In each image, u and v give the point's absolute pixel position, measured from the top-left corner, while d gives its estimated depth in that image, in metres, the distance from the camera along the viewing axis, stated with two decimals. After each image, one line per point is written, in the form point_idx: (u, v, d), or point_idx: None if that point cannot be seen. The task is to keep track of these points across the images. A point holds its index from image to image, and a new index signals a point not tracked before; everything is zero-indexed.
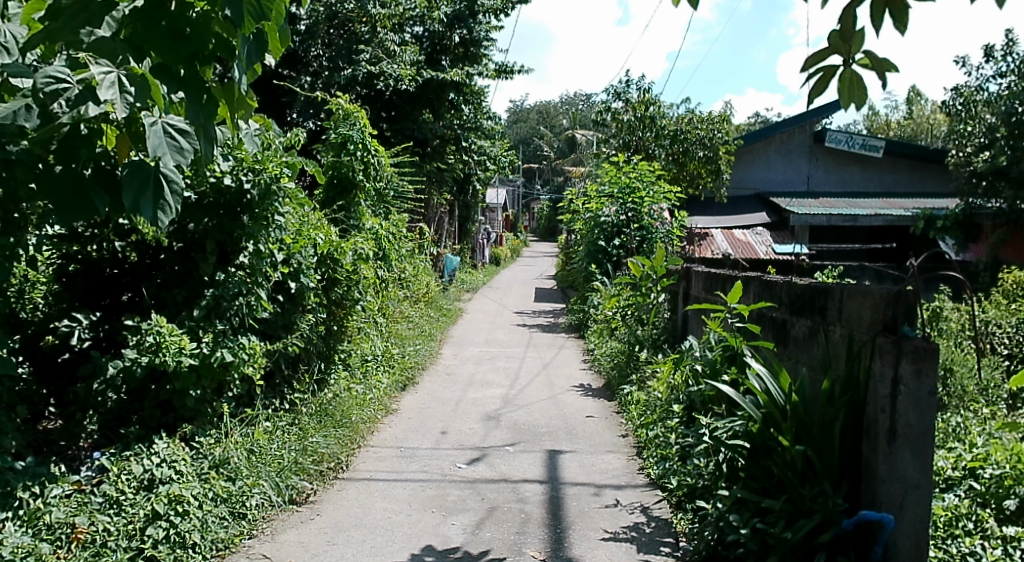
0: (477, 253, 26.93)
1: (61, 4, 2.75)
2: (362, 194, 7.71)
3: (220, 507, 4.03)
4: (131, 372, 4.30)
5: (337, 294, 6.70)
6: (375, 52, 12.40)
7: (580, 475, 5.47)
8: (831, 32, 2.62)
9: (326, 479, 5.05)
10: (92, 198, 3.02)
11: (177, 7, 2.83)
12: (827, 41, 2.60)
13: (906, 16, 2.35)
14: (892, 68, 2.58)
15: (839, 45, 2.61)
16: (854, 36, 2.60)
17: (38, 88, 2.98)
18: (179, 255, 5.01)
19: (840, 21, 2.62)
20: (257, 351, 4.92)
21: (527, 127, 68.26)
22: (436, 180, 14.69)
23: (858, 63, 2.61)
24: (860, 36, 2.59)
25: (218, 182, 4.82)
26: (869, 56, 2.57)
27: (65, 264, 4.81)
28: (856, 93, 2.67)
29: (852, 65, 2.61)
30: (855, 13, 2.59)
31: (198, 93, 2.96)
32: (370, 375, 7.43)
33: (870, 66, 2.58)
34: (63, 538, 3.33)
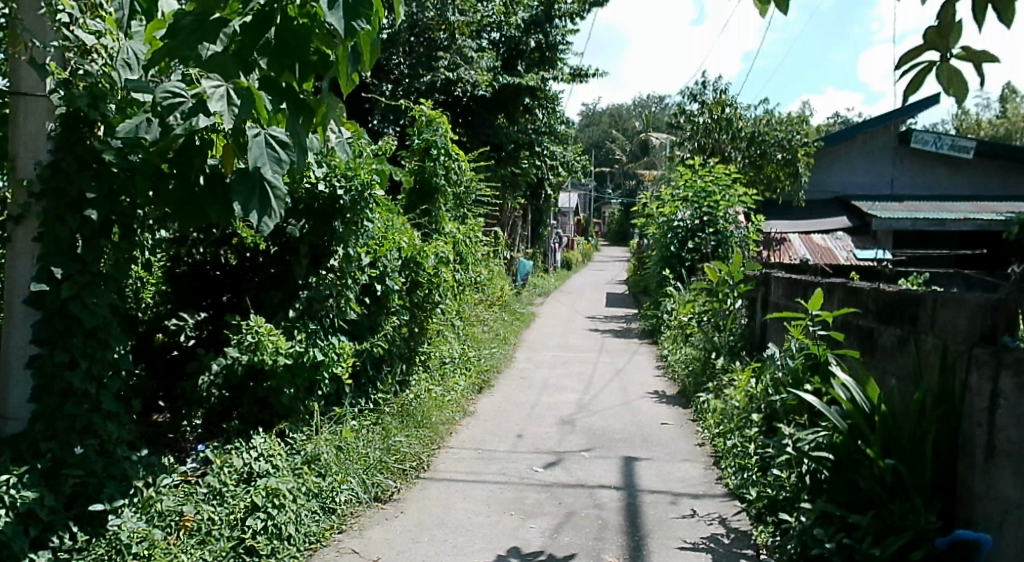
0: (549, 257, 26.99)
1: (179, 24, 2.93)
2: (443, 199, 7.87)
3: (312, 501, 4.19)
4: (234, 368, 4.55)
5: (419, 297, 6.86)
6: (453, 59, 12.52)
7: (657, 483, 5.42)
8: (928, 27, 2.51)
9: (409, 478, 5.16)
10: (204, 206, 3.36)
11: (282, 20, 2.99)
12: (922, 37, 2.49)
13: (1008, 5, 2.22)
14: (993, 59, 2.42)
15: (936, 41, 2.49)
16: (951, 30, 2.48)
17: (157, 103, 3.14)
18: (275, 258, 5.21)
19: (937, 17, 2.50)
20: (345, 351, 5.08)
21: (600, 131, 67.91)
22: (510, 184, 14.76)
23: (957, 57, 2.45)
24: (957, 29, 2.47)
25: (312, 188, 4.98)
26: (968, 49, 2.42)
27: (175, 266, 5.18)
28: (956, 88, 2.47)
29: (951, 59, 2.46)
30: (953, 8, 2.47)
31: (298, 110, 3.13)
32: (448, 377, 7.56)
33: (971, 58, 2.42)
34: (173, 525, 3.50)
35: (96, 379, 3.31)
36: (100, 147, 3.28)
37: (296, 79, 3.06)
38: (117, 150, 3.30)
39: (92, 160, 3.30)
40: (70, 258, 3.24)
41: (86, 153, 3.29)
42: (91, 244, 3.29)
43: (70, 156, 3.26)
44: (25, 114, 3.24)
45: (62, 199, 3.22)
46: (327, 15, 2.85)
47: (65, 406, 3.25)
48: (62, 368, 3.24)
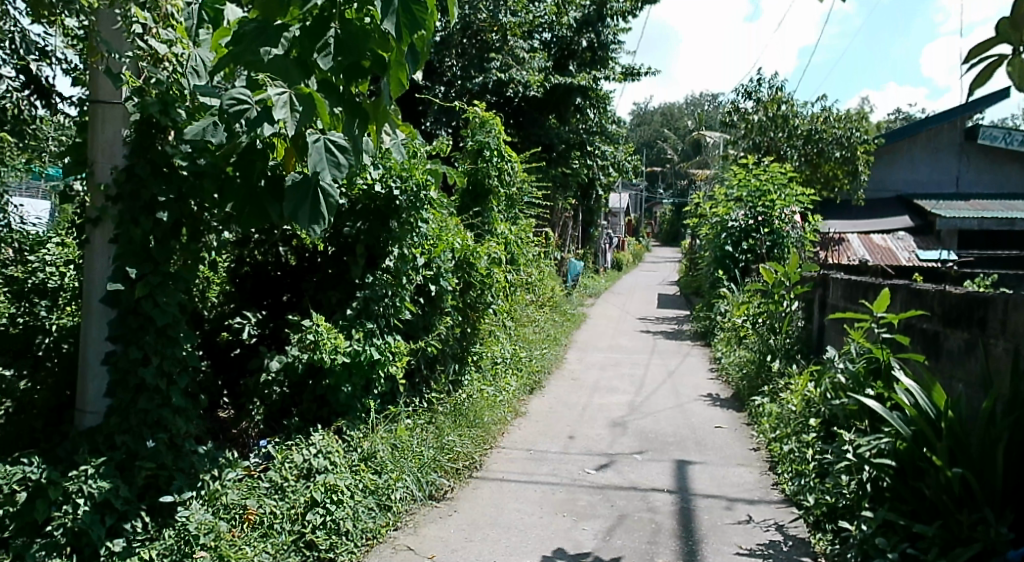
0: (599, 258, 26.84)
1: (244, 30, 3.02)
2: (496, 200, 7.89)
3: (369, 498, 4.25)
4: (293, 367, 4.67)
5: (472, 297, 6.89)
6: (505, 60, 12.53)
7: (711, 487, 5.34)
8: (1000, 21, 2.42)
9: (461, 477, 5.20)
10: (265, 208, 3.46)
11: (339, 22, 3.08)
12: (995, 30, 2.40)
13: None
14: None
15: (1009, 34, 2.40)
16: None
17: (223, 109, 3.21)
18: (333, 258, 5.32)
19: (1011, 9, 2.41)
20: (400, 350, 5.17)
21: (652, 130, 67.22)
22: (561, 185, 14.70)
23: None
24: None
25: (368, 188, 5.06)
26: None
27: (238, 266, 5.32)
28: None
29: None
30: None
31: (354, 112, 3.26)
32: (500, 377, 7.59)
33: None
34: (237, 517, 3.62)
35: (166, 374, 3.42)
36: (171, 152, 3.41)
37: (351, 79, 3.18)
38: (186, 154, 3.43)
39: (164, 164, 3.42)
40: (144, 259, 3.37)
41: (158, 156, 3.41)
42: (163, 244, 3.43)
43: (143, 160, 3.39)
44: (101, 120, 3.37)
45: (137, 201, 3.35)
46: (382, 19, 2.91)
47: (137, 401, 3.36)
48: (136, 365, 3.37)
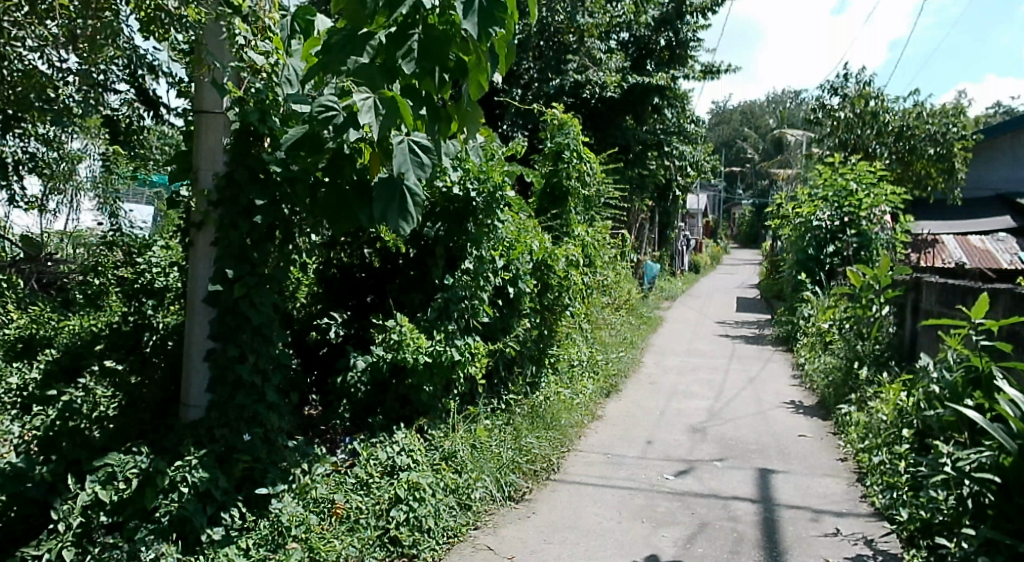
0: (676, 260, 26.37)
1: (331, 39, 3.12)
2: (573, 202, 7.85)
3: (450, 497, 4.30)
4: (379, 367, 4.80)
5: (549, 300, 6.89)
6: (582, 61, 12.46)
7: (795, 498, 5.18)
8: None
9: (539, 479, 5.21)
10: (354, 211, 3.60)
11: (423, 28, 3.15)
12: None
13: None
14: None
15: None
16: None
17: (313, 117, 3.34)
18: (415, 260, 5.41)
19: None
20: (479, 351, 5.23)
21: (731, 129, 65.65)
22: (638, 186, 14.50)
23: None
24: None
25: (448, 191, 5.16)
26: None
27: (326, 268, 5.43)
28: None
29: None
30: None
31: (437, 113, 3.35)
32: (576, 380, 7.57)
33: None
34: (326, 511, 3.74)
35: (261, 371, 3.59)
36: (267, 159, 3.57)
37: (433, 83, 3.24)
38: (281, 160, 3.57)
39: (260, 170, 3.56)
40: (242, 260, 3.52)
41: (255, 163, 3.54)
42: (259, 248, 3.57)
43: (242, 167, 3.52)
44: (206, 130, 3.54)
45: (236, 205, 3.50)
46: (462, 20, 3.03)
47: (235, 396, 3.52)
48: (233, 362, 3.53)
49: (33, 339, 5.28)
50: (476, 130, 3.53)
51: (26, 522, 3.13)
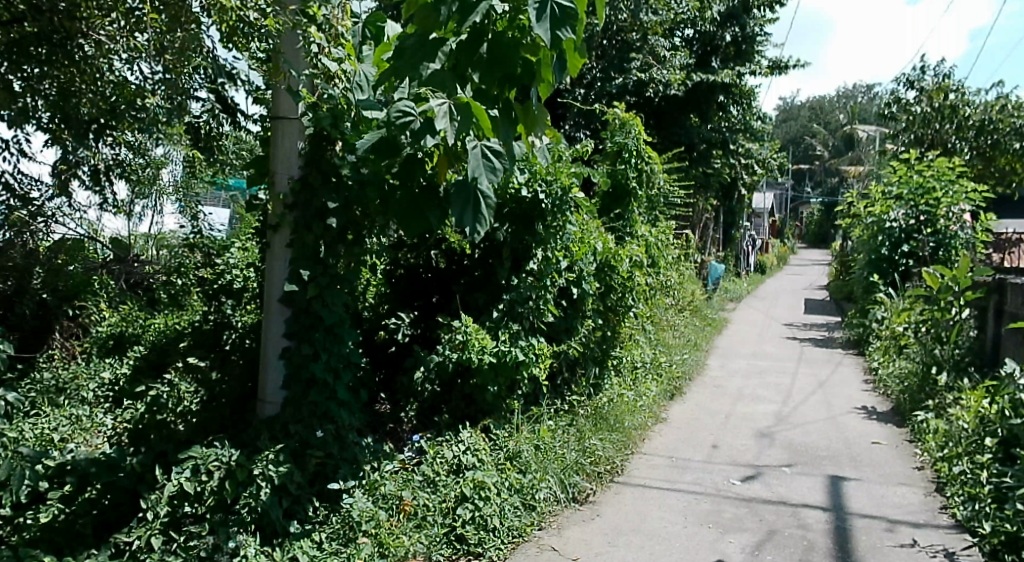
0: (741, 260, 25.79)
1: (405, 45, 3.21)
2: (635, 202, 7.71)
3: (515, 496, 4.31)
4: (445, 365, 4.83)
5: (613, 301, 6.84)
6: (646, 59, 12.29)
7: (869, 506, 5.01)
8: None
9: (603, 481, 5.17)
10: (426, 215, 3.68)
11: (493, 34, 3.24)
12: None
13: None
14: None
15: None
16: None
17: (390, 122, 3.41)
18: (480, 261, 5.47)
19: None
20: (543, 352, 5.25)
21: (799, 126, 63.84)
22: (702, 184, 14.22)
23: None
24: None
25: (516, 192, 5.19)
26: None
27: (394, 268, 5.57)
28: None
29: None
30: None
31: (508, 112, 3.45)
32: (640, 382, 7.48)
33: None
34: (394, 507, 3.82)
35: (333, 369, 3.74)
36: (339, 162, 3.67)
37: (501, 87, 3.36)
38: (352, 164, 3.71)
39: (333, 174, 3.65)
40: (315, 262, 3.64)
41: (328, 166, 3.64)
42: (331, 249, 3.68)
43: (315, 170, 3.63)
44: (281, 135, 3.62)
45: (309, 208, 3.60)
46: (534, 26, 3.00)
47: (309, 393, 3.66)
48: (307, 360, 3.66)
49: (123, 336, 5.63)
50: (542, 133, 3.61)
51: (117, 511, 3.22)
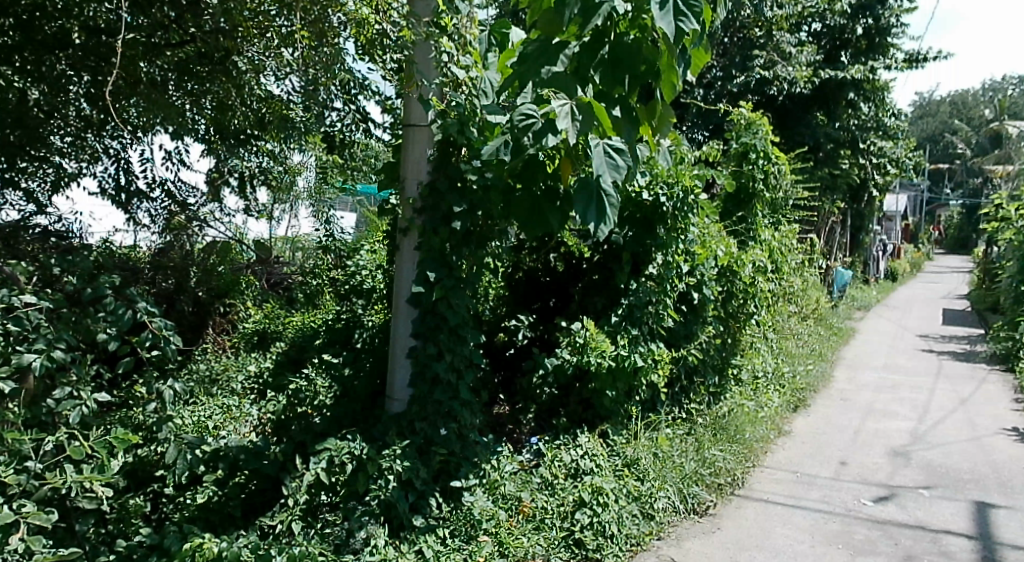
0: (871, 266, 24.30)
1: (527, 50, 3.25)
2: (760, 204, 7.38)
3: (633, 504, 4.24)
4: (564, 368, 4.84)
5: (734, 307, 6.61)
6: (770, 56, 11.82)
7: (1022, 537, 4.60)
8: None
9: (724, 493, 4.99)
10: (547, 217, 3.77)
11: (615, 35, 3.24)
12: None
13: None
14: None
15: None
16: None
17: (514, 125, 3.44)
18: (599, 264, 5.42)
19: None
20: (662, 358, 5.16)
21: (938, 123, 59.49)
22: (829, 186, 13.47)
23: None
24: None
25: (636, 196, 5.12)
26: None
27: (514, 272, 5.65)
28: None
29: None
30: None
31: (631, 110, 3.38)
32: (762, 392, 7.18)
33: None
34: (513, 508, 3.87)
35: (456, 369, 3.81)
36: (465, 168, 3.75)
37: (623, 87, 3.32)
38: (477, 169, 3.76)
39: (459, 178, 3.76)
40: (441, 264, 3.74)
41: (454, 171, 3.75)
42: (456, 251, 3.78)
43: (442, 176, 3.76)
44: (411, 143, 3.78)
45: (437, 212, 3.72)
46: (656, 21, 2.97)
47: (433, 392, 3.76)
48: (432, 359, 3.75)
49: (266, 332, 5.95)
50: (665, 133, 3.58)
51: (263, 496, 3.46)
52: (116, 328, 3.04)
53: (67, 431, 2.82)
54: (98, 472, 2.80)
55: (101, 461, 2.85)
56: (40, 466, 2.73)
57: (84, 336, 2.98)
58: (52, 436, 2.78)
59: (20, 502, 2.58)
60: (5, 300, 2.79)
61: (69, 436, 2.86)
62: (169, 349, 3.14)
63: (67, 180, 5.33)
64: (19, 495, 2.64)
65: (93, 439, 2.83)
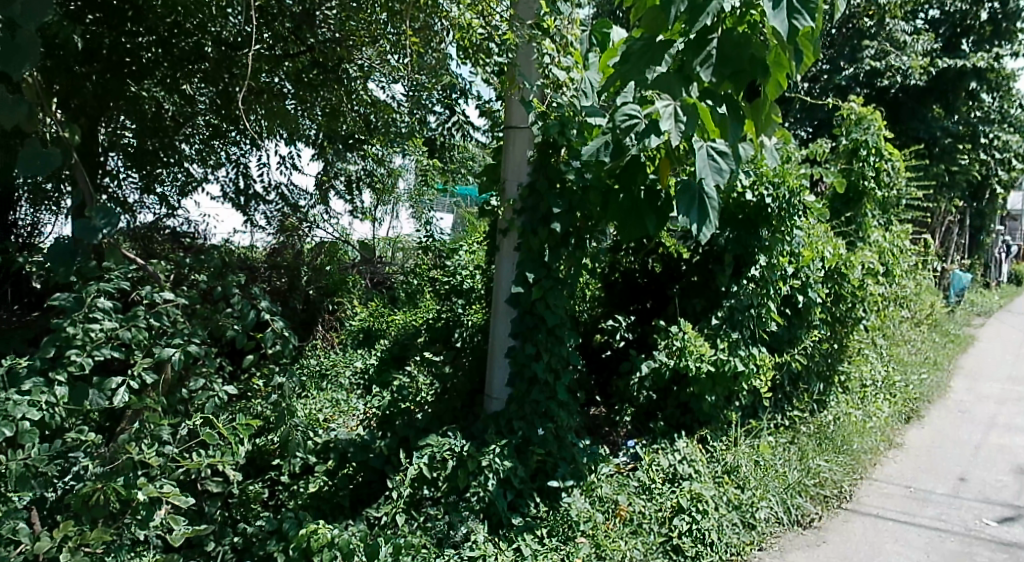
0: (992, 270, 22.68)
1: (631, 50, 3.20)
2: (871, 203, 7.02)
3: (733, 513, 4.12)
4: (661, 372, 4.73)
5: (842, 311, 6.31)
6: (882, 47, 11.25)
7: None
8: None
9: (830, 506, 4.77)
10: (644, 220, 3.68)
11: (723, 31, 3.14)
12: None
13: None
14: None
15: None
16: None
17: (616, 126, 3.41)
18: (698, 266, 5.26)
19: None
20: (764, 363, 5.00)
21: None
22: (947, 184, 12.63)
23: None
24: None
25: (739, 197, 4.95)
26: None
27: (611, 273, 5.62)
28: None
29: None
30: None
31: (737, 109, 3.31)
32: (871, 401, 6.83)
33: None
34: (611, 511, 3.80)
35: (554, 370, 3.86)
36: (564, 168, 3.77)
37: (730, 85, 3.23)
38: (577, 169, 3.77)
39: (558, 179, 3.77)
40: (539, 265, 3.78)
41: (554, 172, 3.76)
42: (555, 252, 3.80)
43: (543, 176, 3.77)
44: (512, 143, 3.82)
45: (536, 213, 3.75)
46: (768, 20, 2.90)
47: (531, 392, 3.81)
48: (530, 359, 3.80)
49: (371, 330, 5.93)
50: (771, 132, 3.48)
51: (369, 487, 3.60)
52: (241, 325, 3.20)
53: (201, 417, 3.04)
54: (228, 456, 2.98)
55: (230, 446, 3.04)
56: (177, 449, 2.96)
57: (214, 331, 3.18)
58: (187, 422, 3.03)
59: (161, 482, 2.83)
60: (148, 297, 3.02)
61: (204, 422, 3.08)
62: (289, 346, 3.31)
63: (196, 184, 5.73)
64: (161, 474, 2.86)
65: (223, 425, 3.06)
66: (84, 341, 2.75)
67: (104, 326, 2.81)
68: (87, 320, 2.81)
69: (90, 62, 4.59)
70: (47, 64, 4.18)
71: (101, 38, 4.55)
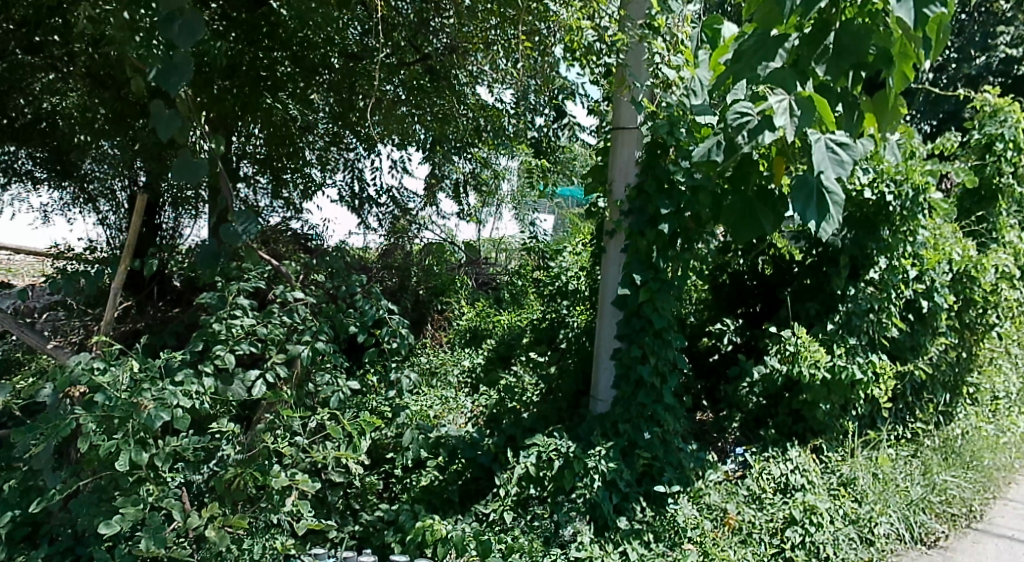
0: None
1: (744, 46, 3.10)
2: (1006, 201, 6.53)
3: (849, 527, 3.94)
4: (773, 377, 4.58)
5: (972, 317, 5.88)
6: (1019, 31, 10.44)
7: None
8: None
9: (958, 525, 4.48)
10: (760, 220, 3.56)
11: (843, 22, 2.97)
12: None
13: None
14: None
15: None
16: None
17: (728, 123, 3.35)
18: (811, 268, 5.05)
19: None
20: (885, 371, 4.72)
21: None
22: None
23: None
24: None
25: (858, 195, 4.71)
26: None
27: (720, 275, 5.52)
28: None
29: None
30: None
31: (853, 109, 3.15)
32: (1005, 415, 6.34)
33: None
34: (719, 519, 3.72)
35: (660, 373, 3.80)
36: (673, 168, 3.69)
37: (848, 82, 3.09)
38: (686, 170, 3.69)
39: (666, 179, 3.69)
40: (647, 266, 3.73)
41: (662, 172, 3.70)
42: (663, 253, 3.75)
43: (650, 178, 3.72)
44: (621, 144, 3.85)
45: (644, 214, 3.71)
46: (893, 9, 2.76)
47: (637, 394, 3.76)
48: (636, 361, 3.76)
49: (478, 329, 6.10)
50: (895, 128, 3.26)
51: (477, 484, 3.65)
52: (361, 322, 3.33)
53: (326, 411, 3.14)
54: (350, 449, 3.08)
55: (353, 439, 3.12)
56: (306, 440, 3.12)
57: (337, 327, 3.30)
58: (315, 414, 3.17)
59: (291, 469, 3.00)
60: (282, 296, 3.25)
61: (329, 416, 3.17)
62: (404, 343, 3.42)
63: (315, 188, 5.94)
64: (292, 463, 3.04)
65: (346, 420, 3.17)
66: (227, 336, 3.04)
67: (244, 323, 3.09)
68: (230, 317, 3.11)
69: (232, 77, 4.95)
70: (196, 80, 4.60)
71: (242, 56, 4.91)
